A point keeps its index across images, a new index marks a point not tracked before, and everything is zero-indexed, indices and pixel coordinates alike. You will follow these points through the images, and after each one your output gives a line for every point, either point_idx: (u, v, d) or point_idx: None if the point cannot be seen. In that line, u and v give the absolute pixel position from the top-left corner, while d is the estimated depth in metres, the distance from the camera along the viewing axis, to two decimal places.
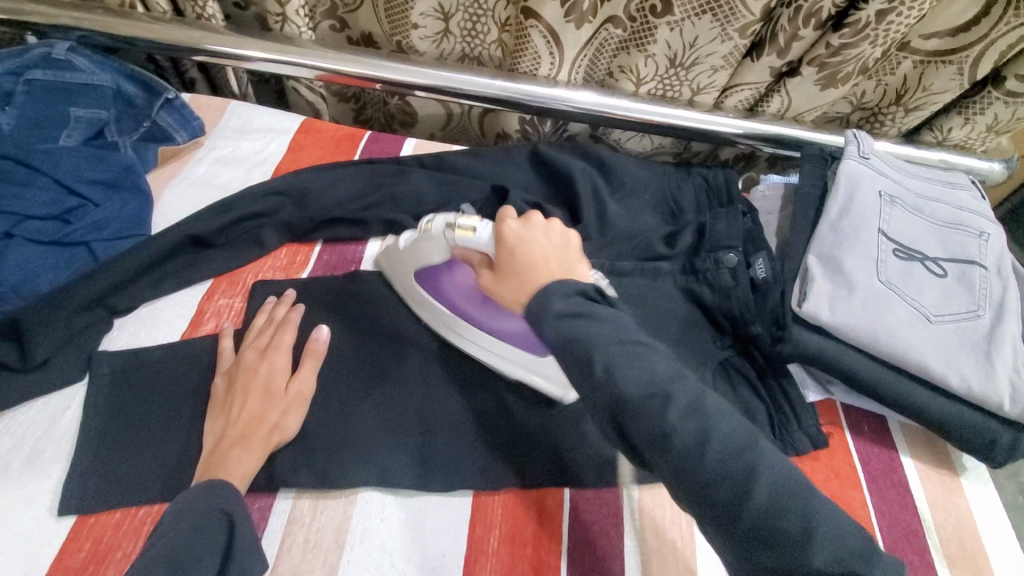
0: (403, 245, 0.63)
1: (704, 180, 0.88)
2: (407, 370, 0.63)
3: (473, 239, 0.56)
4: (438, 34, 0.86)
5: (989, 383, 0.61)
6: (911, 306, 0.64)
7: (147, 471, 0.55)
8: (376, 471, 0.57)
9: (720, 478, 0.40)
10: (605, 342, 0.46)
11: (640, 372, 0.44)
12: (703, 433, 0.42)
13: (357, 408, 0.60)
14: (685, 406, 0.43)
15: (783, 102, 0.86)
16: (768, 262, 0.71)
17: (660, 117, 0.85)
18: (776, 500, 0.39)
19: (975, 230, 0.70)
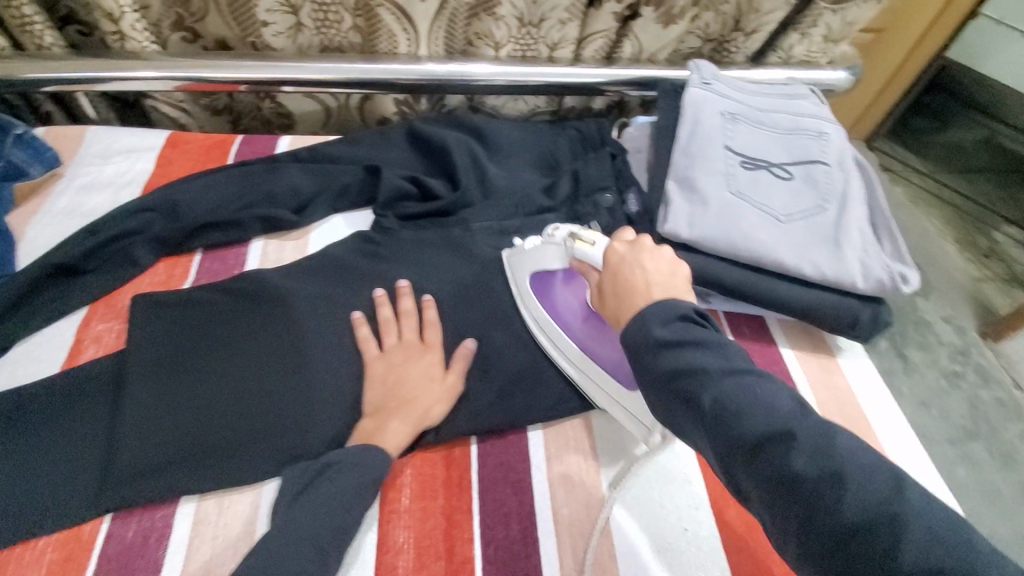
0: (527, 247, 0.69)
1: (578, 132, 0.93)
2: (299, 358, 0.63)
3: (589, 251, 0.63)
4: (291, 29, 0.86)
5: (838, 265, 0.67)
6: (761, 211, 0.69)
7: (40, 506, 0.54)
8: (280, 458, 0.58)
9: (806, 487, 0.38)
10: (715, 364, 0.45)
11: (755, 409, 0.42)
12: (827, 477, 0.38)
13: (252, 402, 0.60)
14: (810, 446, 0.40)
15: (635, 45, 0.92)
16: (637, 194, 0.78)
17: (524, 76, 0.88)
18: (869, 511, 0.36)
19: (814, 133, 0.76)
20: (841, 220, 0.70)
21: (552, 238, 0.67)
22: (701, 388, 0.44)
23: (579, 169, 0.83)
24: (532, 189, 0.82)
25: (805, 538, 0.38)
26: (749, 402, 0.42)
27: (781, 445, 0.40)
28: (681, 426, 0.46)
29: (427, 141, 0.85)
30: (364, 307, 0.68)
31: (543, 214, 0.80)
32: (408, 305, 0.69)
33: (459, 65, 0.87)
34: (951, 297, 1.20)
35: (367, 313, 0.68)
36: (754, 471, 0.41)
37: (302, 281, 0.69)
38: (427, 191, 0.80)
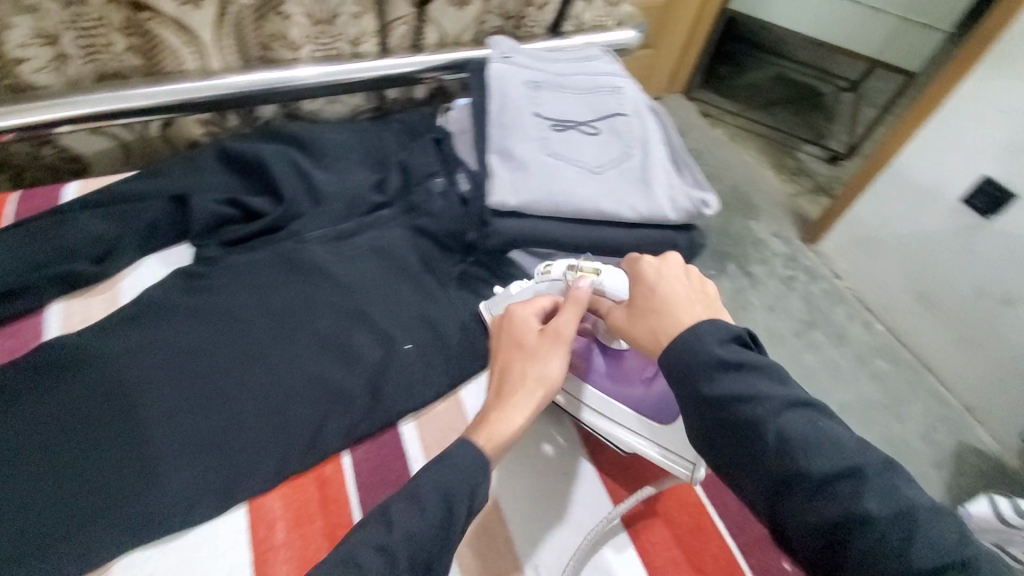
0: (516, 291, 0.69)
1: (402, 124, 0.93)
2: (133, 416, 0.57)
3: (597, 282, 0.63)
4: (53, 62, 0.75)
5: (651, 202, 0.74)
6: (577, 166, 0.74)
7: None
8: (128, 531, 0.52)
9: (879, 538, 0.38)
10: (769, 388, 0.44)
11: (822, 448, 0.41)
12: (901, 521, 0.38)
13: (82, 480, 0.53)
14: (881, 487, 0.39)
15: (438, 30, 0.93)
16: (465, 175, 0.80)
17: (333, 75, 0.86)
18: (944, 564, 0.36)
19: (611, 88, 0.83)
20: (646, 162, 0.77)
21: (556, 280, 0.66)
22: (763, 419, 0.42)
23: (406, 158, 0.83)
24: (364, 188, 0.80)
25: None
26: (812, 438, 0.41)
27: (849, 482, 0.40)
28: (727, 459, 0.45)
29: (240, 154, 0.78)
30: (201, 345, 0.63)
31: (380, 211, 0.80)
32: (250, 332, 0.65)
33: (261, 73, 0.83)
34: (768, 213, 1.38)
35: (205, 352, 0.63)
36: (811, 509, 0.40)
37: (118, 332, 0.62)
38: (249, 210, 0.74)
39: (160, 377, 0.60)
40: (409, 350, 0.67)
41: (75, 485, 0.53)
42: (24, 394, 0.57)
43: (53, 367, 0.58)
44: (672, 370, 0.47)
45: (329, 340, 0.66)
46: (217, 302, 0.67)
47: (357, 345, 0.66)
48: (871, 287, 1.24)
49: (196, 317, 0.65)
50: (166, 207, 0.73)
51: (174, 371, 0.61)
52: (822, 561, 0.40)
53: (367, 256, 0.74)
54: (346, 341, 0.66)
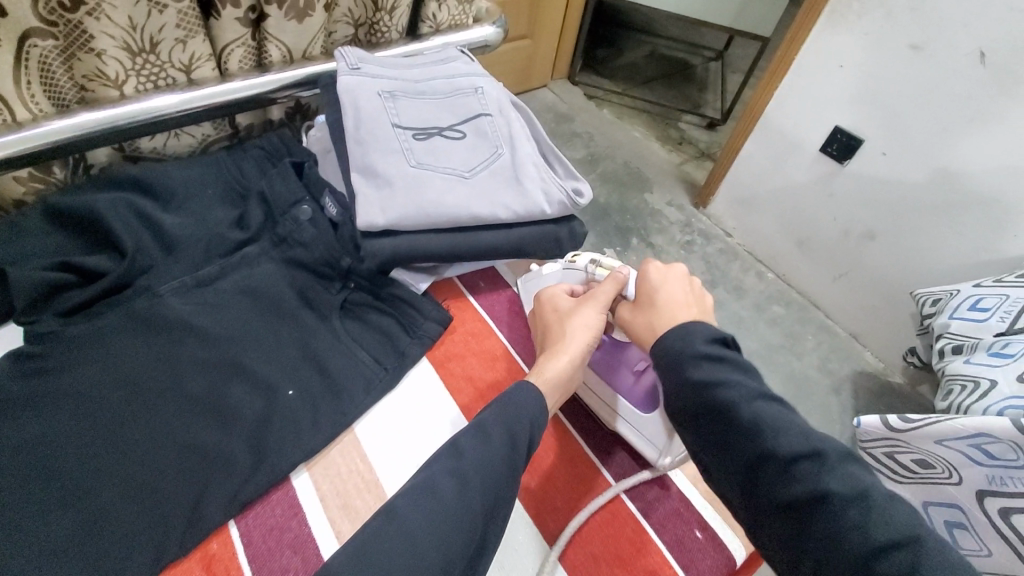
0: (548, 271, 0.75)
1: (261, 150, 0.87)
2: None
3: None
4: None
5: (525, 200, 0.74)
6: (446, 174, 0.73)
7: None
8: None
9: (836, 504, 0.40)
10: (749, 378, 0.48)
11: (786, 423, 0.45)
12: (858, 491, 0.41)
13: None
14: (842, 463, 0.42)
15: (281, 47, 0.87)
16: (332, 198, 0.75)
17: (169, 107, 0.78)
18: (897, 534, 0.39)
19: (471, 89, 0.82)
20: (515, 158, 0.77)
21: (574, 267, 0.72)
22: (735, 401, 0.46)
23: (265, 188, 0.77)
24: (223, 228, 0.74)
25: (828, 561, 0.40)
26: (781, 414, 0.45)
27: (814, 463, 0.42)
28: (698, 431, 0.48)
29: (63, 209, 0.68)
30: (41, 438, 0.55)
31: (245, 249, 0.74)
32: (103, 410, 0.58)
33: (83, 116, 0.73)
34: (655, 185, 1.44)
35: (48, 445, 0.54)
36: (779, 488, 0.43)
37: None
38: (85, 272, 0.65)
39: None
40: (293, 394, 0.63)
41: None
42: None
43: None
44: (658, 353, 0.52)
45: (199, 401, 0.60)
46: (56, 383, 0.58)
47: (234, 400, 0.61)
48: (757, 240, 1.33)
49: (32, 405, 0.56)
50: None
51: (12, 475, 0.52)
52: (785, 541, 0.43)
53: (235, 303, 0.68)
54: (221, 399, 0.61)
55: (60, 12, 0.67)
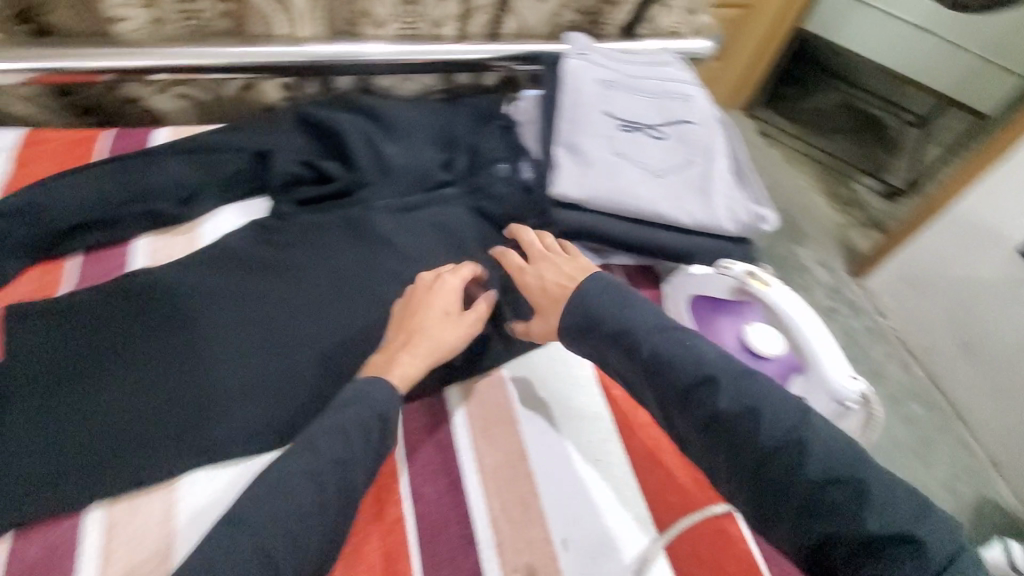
0: (695, 272, 0.71)
1: (474, 109, 0.94)
2: (208, 351, 0.61)
3: (764, 292, 0.67)
4: (151, 24, 0.81)
5: (710, 212, 0.75)
6: (640, 168, 0.76)
7: None
8: (198, 451, 0.57)
9: (810, 475, 0.48)
10: (650, 335, 0.57)
11: (759, 406, 0.52)
12: (824, 460, 0.49)
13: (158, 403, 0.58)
14: (809, 438, 0.50)
15: (516, 21, 0.95)
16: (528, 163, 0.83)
17: (411, 54, 0.89)
18: (866, 496, 0.47)
19: (682, 95, 0.84)
20: (708, 171, 0.78)
21: (727, 274, 0.69)
22: (711, 394, 0.53)
23: (474, 142, 0.85)
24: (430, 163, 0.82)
25: (809, 522, 0.48)
26: (752, 408, 0.52)
27: (794, 450, 0.49)
28: (680, 424, 0.55)
29: (315, 121, 0.80)
30: (265, 293, 0.67)
31: (443, 189, 0.82)
32: (312, 287, 0.69)
33: (347, 46, 0.86)
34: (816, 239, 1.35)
35: (269, 301, 0.66)
36: (760, 468, 0.50)
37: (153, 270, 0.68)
38: (323, 174, 0.77)
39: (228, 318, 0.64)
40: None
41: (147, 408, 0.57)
42: (107, 318, 0.61)
43: (140, 297, 0.63)
44: (607, 346, 0.59)
45: (382, 302, 0.70)
46: (281, 254, 0.70)
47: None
48: (911, 327, 1.21)
49: (264, 267, 0.69)
50: (245, 159, 0.75)
51: (241, 314, 0.65)
52: (776, 518, 0.49)
53: (425, 233, 0.77)
54: (398, 307, 0.69)
55: None
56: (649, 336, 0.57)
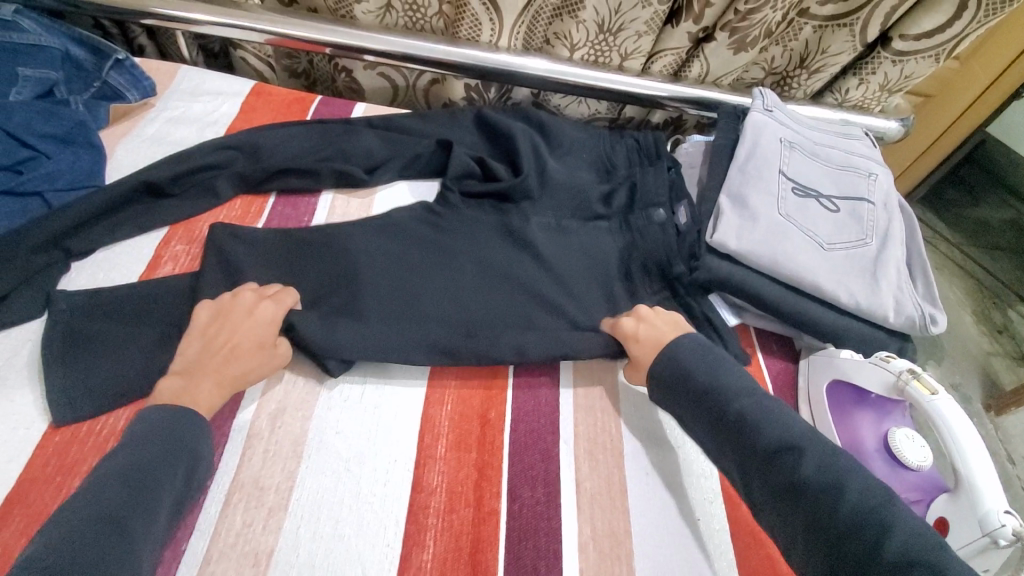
0: (844, 358, 0.68)
1: (636, 141, 0.91)
2: (366, 301, 0.66)
3: (926, 398, 0.61)
4: (381, 9, 0.91)
5: (874, 297, 0.70)
6: (807, 236, 0.73)
7: (96, 398, 0.56)
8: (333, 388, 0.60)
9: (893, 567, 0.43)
10: (740, 391, 0.56)
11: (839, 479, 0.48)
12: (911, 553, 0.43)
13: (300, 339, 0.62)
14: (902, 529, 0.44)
15: (702, 68, 0.95)
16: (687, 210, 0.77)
17: (594, 79, 0.93)
18: None
19: (864, 171, 0.80)
20: (880, 256, 0.74)
21: (884, 368, 0.64)
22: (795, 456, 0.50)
23: (636, 179, 0.82)
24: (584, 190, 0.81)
25: None
26: (836, 480, 0.48)
27: (877, 526, 0.45)
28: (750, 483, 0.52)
29: (490, 123, 0.85)
30: (417, 266, 0.71)
31: (597, 222, 0.81)
32: (458, 270, 0.71)
33: (530, 60, 0.92)
34: (955, 359, 1.21)
35: (419, 273, 0.70)
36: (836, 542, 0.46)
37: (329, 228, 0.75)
38: (489, 174, 0.80)
39: (381, 281, 0.68)
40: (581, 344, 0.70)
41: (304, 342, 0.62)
42: (290, 254, 0.69)
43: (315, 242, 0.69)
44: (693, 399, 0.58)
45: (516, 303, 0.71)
46: (435, 232, 0.74)
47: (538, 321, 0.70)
48: None
49: (418, 243, 0.72)
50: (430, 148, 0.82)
51: (394, 280, 0.69)
52: None
53: (572, 252, 0.77)
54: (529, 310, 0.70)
55: None
56: (737, 397, 0.56)
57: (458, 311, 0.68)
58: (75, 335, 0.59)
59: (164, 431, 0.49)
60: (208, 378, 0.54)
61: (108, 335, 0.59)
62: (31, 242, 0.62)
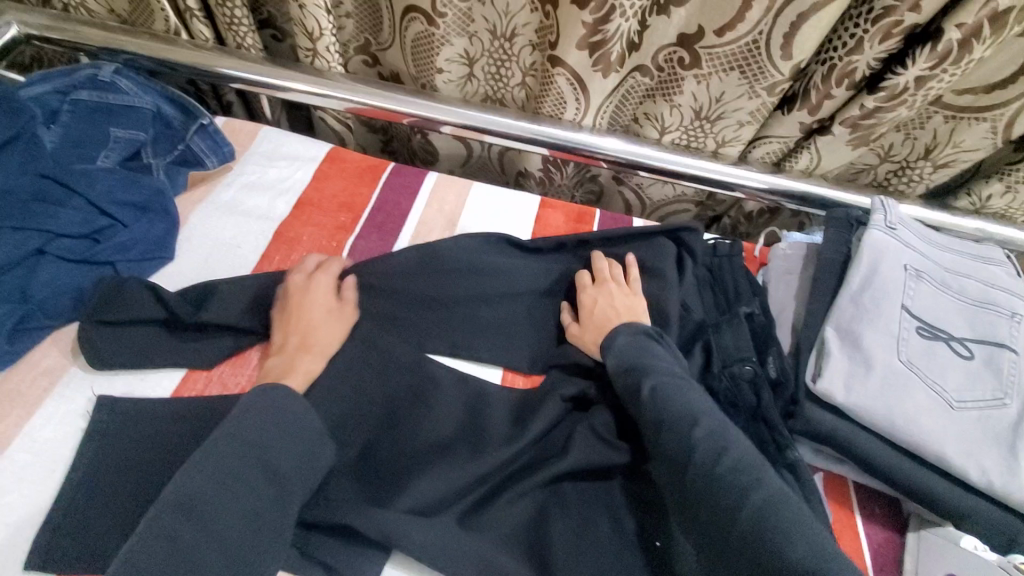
0: (964, 545, 0.58)
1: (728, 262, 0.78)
2: (420, 427, 0.61)
3: None
4: (461, 78, 0.89)
5: (1013, 479, 0.57)
6: (931, 390, 0.62)
7: (129, 504, 0.55)
8: (377, 530, 0.52)
9: None
10: None
11: None
12: None
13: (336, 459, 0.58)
14: None
15: (812, 159, 0.84)
16: (778, 357, 0.67)
17: (686, 164, 0.83)
18: None
19: (1008, 310, 0.66)
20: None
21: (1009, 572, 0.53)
22: None
23: (712, 337, 0.71)
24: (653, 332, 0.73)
25: None
26: None
27: None
28: None
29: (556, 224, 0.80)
30: (455, 451, 0.60)
31: None
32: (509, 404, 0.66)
33: (626, 141, 0.84)
34: None
35: (485, 401, 0.65)
36: None
37: (381, 317, 0.71)
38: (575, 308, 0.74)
39: (427, 420, 0.62)
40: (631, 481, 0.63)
41: (343, 474, 0.57)
42: (333, 368, 0.63)
43: (371, 364, 0.65)
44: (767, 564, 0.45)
45: (570, 427, 0.65)
46: (483, 339, 0.71)
47: (582, 444, 0.62)
48: None
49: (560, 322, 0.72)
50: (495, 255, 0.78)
51: (443, 480, 0.57)
52: None
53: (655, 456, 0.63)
54: (576, 432, 0.63)
55: (674, 65, 0.76)
56: None
57: (519, 449, 0.61)
58: (123, 431, 0.58)
59: (271, 406, 0.56)
60: (316, 358, 0.63)
61: (155, 433, 0.59)
62: (116, 313, 0.65)
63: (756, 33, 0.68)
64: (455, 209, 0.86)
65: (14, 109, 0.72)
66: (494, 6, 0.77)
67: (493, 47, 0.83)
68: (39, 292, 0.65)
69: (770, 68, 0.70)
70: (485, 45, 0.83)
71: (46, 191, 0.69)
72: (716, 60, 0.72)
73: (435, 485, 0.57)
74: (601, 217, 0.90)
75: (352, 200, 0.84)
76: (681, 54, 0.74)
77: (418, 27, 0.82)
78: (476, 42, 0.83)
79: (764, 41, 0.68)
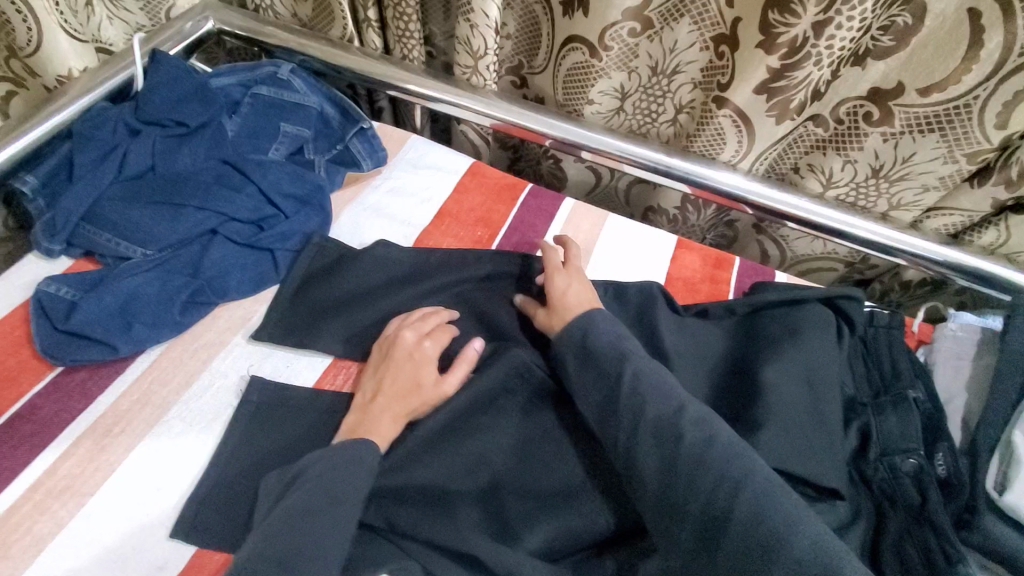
0: None
1: (890, 336, 0.71)
2: (550, 467, 0.58)
3: None
4: (610, 112, 0.87)
5: None
6: None
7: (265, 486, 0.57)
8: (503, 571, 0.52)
9: None
10: None
11: None
12: None
13: (465, 483, 0.57)
14: None
15: (999, 236, 0.76)
16: (949, 455, 0.60)
17: (848, 225, 0.76)
18: None
19: None
20: None
21: None
22: None
23: (870, 420, 0.64)
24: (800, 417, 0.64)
25: None
26: None
27: None
28: None
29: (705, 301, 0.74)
30: (583, 501, 0.56)
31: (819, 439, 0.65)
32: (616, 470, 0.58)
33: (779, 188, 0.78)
34: None
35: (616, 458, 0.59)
36: None
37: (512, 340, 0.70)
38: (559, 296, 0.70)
39: (569, 468, 0.58)
40: None
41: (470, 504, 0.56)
42: (475, 389, 0.61)
43: (512, 388, 0.62)
44: None
45: None
46: None
47: None
48: None
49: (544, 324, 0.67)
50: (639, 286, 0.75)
51: (567, 530, 0.55)
52: None
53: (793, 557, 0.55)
54: None
55: (858, 118, 0.71)
56: None
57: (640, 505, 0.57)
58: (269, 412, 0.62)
59: (347, 462, 0.53)
60: (387, 416, 0.59)
61: (295, 421, 0.62)
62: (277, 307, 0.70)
63: (970, 96, 0.62)
64: (590, 238, 0.84)
65: (208, 99, 0.79)
66: (662, 44, 0.76)
67: (649, 82, 0.81)
68: (209, 270, 0.70)
69: (977, 133, 0.64)
70: (642, 80, 0.81)
71: (227, 176, 0.74)
72: (911, 119, 0.67)
73: (559, 535, 0.55)
74: (741, 266, 0.85)
75: (490, 216, 0.85)
76: (869, 109, 0.69)
77: (578, 57, 0.81)
78: (634, 77, 0.81)
79: (977, 105, 0.62)
